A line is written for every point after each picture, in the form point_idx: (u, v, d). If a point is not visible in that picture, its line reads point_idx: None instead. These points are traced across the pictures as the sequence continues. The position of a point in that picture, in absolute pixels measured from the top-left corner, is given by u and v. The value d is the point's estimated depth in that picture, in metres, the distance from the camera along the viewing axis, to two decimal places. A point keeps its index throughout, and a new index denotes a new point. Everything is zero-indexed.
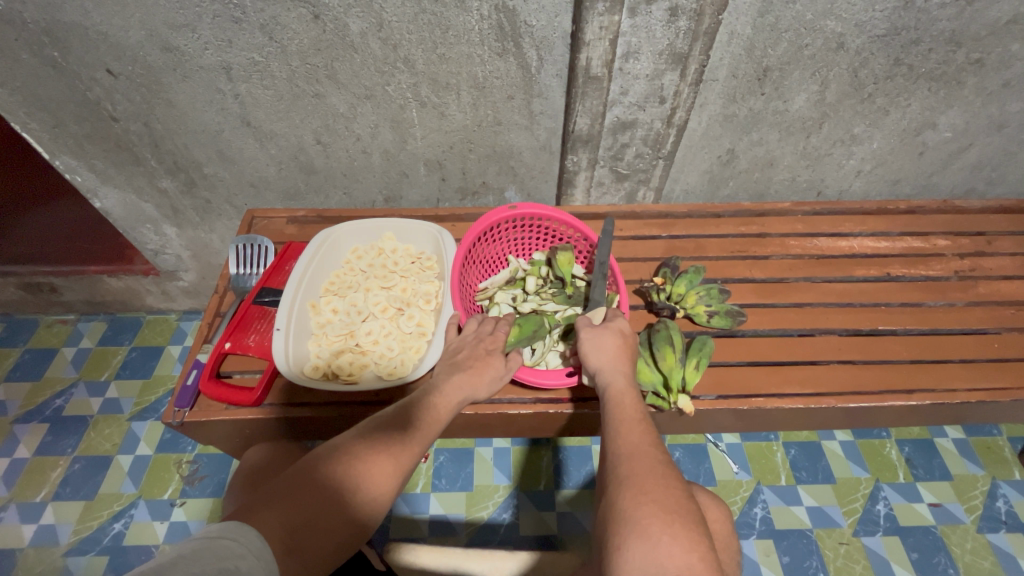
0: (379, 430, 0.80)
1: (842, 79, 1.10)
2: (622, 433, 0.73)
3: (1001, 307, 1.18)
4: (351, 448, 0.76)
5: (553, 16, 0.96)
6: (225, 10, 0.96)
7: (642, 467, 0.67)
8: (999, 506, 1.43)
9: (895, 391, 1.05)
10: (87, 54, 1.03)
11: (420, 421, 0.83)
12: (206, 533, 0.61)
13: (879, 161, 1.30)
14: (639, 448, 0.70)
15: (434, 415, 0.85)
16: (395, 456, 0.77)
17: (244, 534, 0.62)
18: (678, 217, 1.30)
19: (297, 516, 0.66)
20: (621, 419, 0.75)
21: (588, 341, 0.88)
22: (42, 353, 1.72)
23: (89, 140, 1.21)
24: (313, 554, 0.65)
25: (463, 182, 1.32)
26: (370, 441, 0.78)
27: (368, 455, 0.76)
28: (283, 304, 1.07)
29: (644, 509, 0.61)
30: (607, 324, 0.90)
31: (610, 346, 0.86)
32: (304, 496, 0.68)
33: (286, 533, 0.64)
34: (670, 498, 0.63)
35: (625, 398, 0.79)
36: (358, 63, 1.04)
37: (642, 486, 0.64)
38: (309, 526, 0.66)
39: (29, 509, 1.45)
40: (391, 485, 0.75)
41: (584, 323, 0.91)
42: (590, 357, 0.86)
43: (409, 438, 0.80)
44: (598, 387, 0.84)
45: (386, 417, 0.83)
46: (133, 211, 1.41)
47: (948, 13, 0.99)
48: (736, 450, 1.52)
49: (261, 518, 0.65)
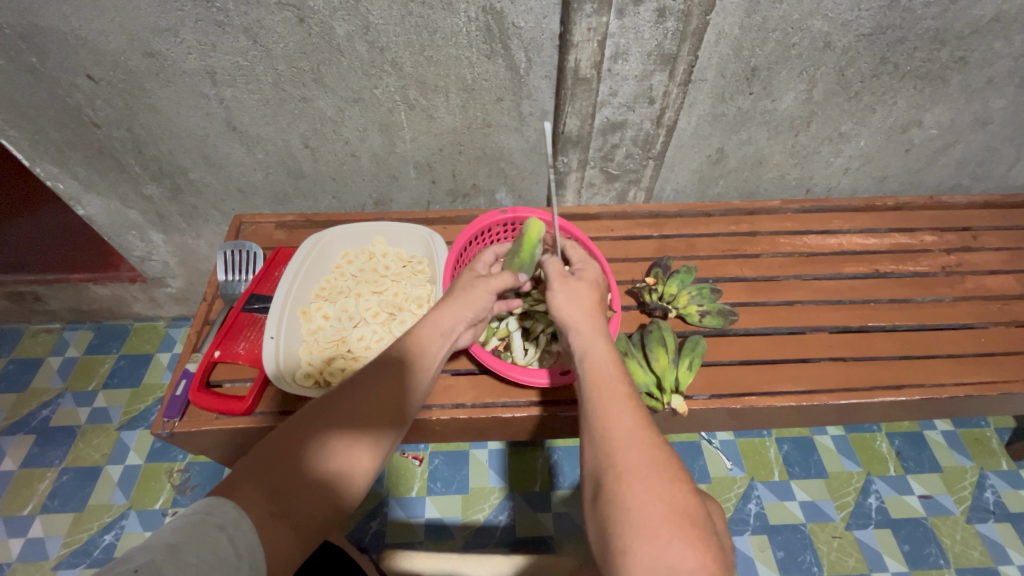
0: (366, 383, 0.74)
1: (828, 78, 1.11)
2: (613, 415, 0.66)
3: (988, 301, 1.19)
4: (335, 400, 0.70)
5: (541, 18, 0.96)
6: (208, 15, 0.94)
7: (640, 456, 0.62)
8: (987, 497, 1.45)
9: (886, 387, 1.06)
10: (67, 59, 1.01)
11: (411, 372, 0.77)
12: (187, 514, 0.58)
13: (867, 159, 1.31)
14: (634, 433, 0.64)
15: (425, 369, 0.80)
16: (383, 412, 0.72)
17: (223, 508, 0.58)
18: (669, 217, 1.30)
19: (281, 481, 0.62)
20: (606, 393, 0.69)
21: (561, 292, 0.83)
22: (27, 363, 1.69)
23: (71, 147, 1.19)
24: (301, 520, 0.61)
25: (453, 184, 1.32)
26: (355, 395, 0.71)
27: (355, 407, 0.70)
28: (273, 310, 1.06)
29: (651, 509, 0.57)
30: (581, 276, 0.87)
31: (586, 298, 0.82)
32: (285, 459, 0.64)
33: (269, 502, 0.60)
34: (678, 496, 0.59)
35: (607, 368, 0.73)
36: (345, 67, 1.03)
37: (645, 481, 0.59)
38: (295, 491, 0.62)
39: (17, 523, 1.42)
40: (382, 442, 0.70)
41: (558, 272, 0.87)
42: (565, 305, 0.81)
43: (399, 393, 0.74)
44: (577, 350, 0.77)
45: (369, 368, 0.76)
46: (117, 218, 1.39)
47: (932, 12, 1.00)
48: (729, 446, 1.53)
49: (243, 492, 0.60)
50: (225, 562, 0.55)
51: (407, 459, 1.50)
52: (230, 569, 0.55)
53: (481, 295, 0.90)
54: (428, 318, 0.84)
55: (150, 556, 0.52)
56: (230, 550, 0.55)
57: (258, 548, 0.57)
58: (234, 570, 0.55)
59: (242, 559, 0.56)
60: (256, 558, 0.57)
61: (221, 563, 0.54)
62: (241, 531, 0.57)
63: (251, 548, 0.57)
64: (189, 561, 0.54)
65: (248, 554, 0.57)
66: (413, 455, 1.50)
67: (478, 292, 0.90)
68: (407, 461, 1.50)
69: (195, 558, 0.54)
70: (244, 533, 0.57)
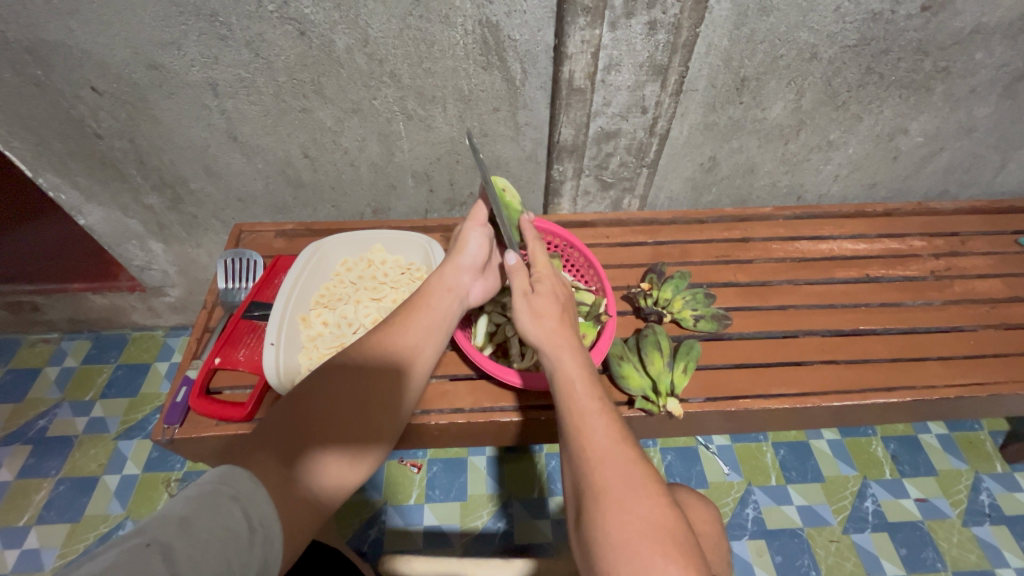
0: (370, 364, 0.78)
1: (816, 88, 1.14)
2: (587, 436, 0.67)
3: (976, 304, 1.22)
4: (341, 379, 0.75)
5: (536, 30, 0.99)
6: (211, 28, 0.96)
7: (616, 475, 0.63)
8: (983, 500, 1.46)
9: (878, 389, 1.07)
10: (72, 72, 1.03)
11: (416, 357, 0.83)
12: (201, 484, 0.58)
13: (856, 166, 1.34)
14: (610, 451, 0.65)
15: (431, 349, 0.86)
16: (388, 398, 0.77)
17: (237, 481, 0.60)
18: (663, 224, 1.33)
19: (294, 450, 0.67)
20: (579, 411, 0.70)
21: (524, 313, 0.79)
22: (24, 373, 1.69)
23: (74, 158, 1.20)
24: (312, 491, 0.66)
25: (450, 193, 1.34)
26: (364, 375, 0.76)
27: (361, 388, 0.75)
28: (273, 319, 1.07)
29: (630, 528, 0.58)
30: (540, 288, 0.81)
31: (553, 318, 0.78)
32: (296, 435, 0.68)
33: (283, 467, 0.65)
34: (657, 512, 0.59)
35: (578, 383, 0.73)
36: (344, 78, 1.06)
37: (623, 500, 0.60)
38: (306, 464, 0.67)
39: (12, 534, 1.42)
40: (383, 425, 0.75)
41: (519, 286, 0.81)
42: (529, 324, 0.79)
43: (403, 381, 0.80)
44: (549, 371, 0.77)
45: (380, 346, 0.81)
46: (118, 228, 1.40)
47: (914, 24, 1.03)
48: (726, 451, 1.54)
49: (257, 458, 0.65)
50: (238, 538, 0.55)
51: (406, 467, 1.50)
52: (243, 544, 0.55)
53: (473, 237, 0.97)
54: (435, 275, 0.94)
55: (162, 532, 0.51)
56: (244, 525, 0.57)
57: (273, 524, 0.59)
58: (246, 546, 0.55)
59: (255, 532, 0.57)
60: (269, 531, 0.59)
61: (234, 538, 0.55)
62: (254, 505, 0.59)
63: (263, 523, 0.59)
64: (201, 536, 0.53)
65: (260, 528, 0.58)
66: (412, 463, 1.51)
67: (468, 235, 0.97)
68: (406, 468, 1.50)
69: (207, 534, 0.53)
70: (257, 507, 0.59)
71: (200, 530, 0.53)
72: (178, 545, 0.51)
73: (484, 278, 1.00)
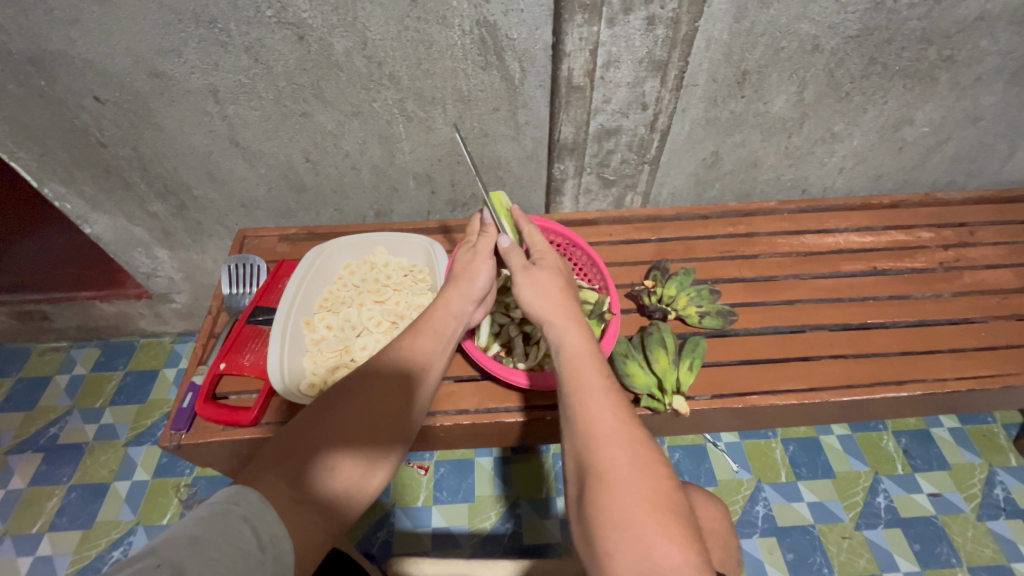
0: (377, 376, 0.77)
1: (819, 80, 1.13)
2: (594, 412, 0.66)
3: (987, 296, 1.20)
4: (350, 393, 0.74)
5: (534, 29, 0.99)
6: (211, 35, 0.97)
7: (623, 455, 0.62)
8: (997, 493, 1.44)
9: (888, 383, 1.06)
10: (74, 82, 1.04)
11: (422, 377, 0.80)
12: (212, 504, 0.59)
13: (860, 158, 1.33)
14: (617, 430, 0.64)
15: (438, 361, 0.85)
16: (397, 414, 0.75)
17: (248, 500, 0.60)
18: (666, 220, 1.32)
19: (302, 471, 0.66)
20: (587, 388, 0.69)
21: (526, 285, 0.82)
22: (35, 381, 1.71)
23: (78, 167, 1.21)
24: (320, 508, 0.65)
25: (452, 194, 1.34)
26: (372, 387, 0.75)
27: (370, 401, 0.73)
28: (280, 319, 1.08)
29: (635, 507, 0.57)
30: (542, 264, 0.85)
31: (552, 289, 0.81)
32: (303, 453, 0.67)
33: (292, 489, 0.64)
34: (662, 493, 0.59)
35: (584, 360, 0.72)
36: (344, 82, 1.06)
37: (628, 479, 0.60)
38: (315, 481, 0.66)
39: (25, 541, 1.43)
40: (394, 441, 0.73)
41: (519, 264, 0.85)
42: (533, 298, 0.80)
43: (410, 399, 0.77)
44: (557, 348, 0.76)
45: (388, 357, 0.80)
46: (124, 236, 1.41)
47: (916, 13, 1.02)
48: (735, 449, 1.53)
49: (264, 478, 0.64)
50: (249, 556, 0.55)
51: (414, 469, 1.50)
52: (255, 562, 0.55)
53: (484, 269, 0.94)
54: (440, 300, 0.90)
55: (173, 552, 0.52)
56: (254, 544, 0.57)
57: (282, 541, 0.59)
58: (258, 563, 0.56)
59: (266, 551, 0.57)
60: (279, 550, 0.59)
61: (245, 557, 0.55)
62: (266, 523, 0.59)
63: (274, 541, 0.59)
64: (212, 555, 0.53)
65: (271, 546, 0.58)
66: (418, 465, 1.51)
67: (479, 267, 0.94)
68: (413, 470, 1.50)
69: (218, 551, 0.54)
70: (267, 525, 0.59)
71: (210, 550, 0.54)
72: (189, 563, 0.51)
73: (482, 306, 0.98)
